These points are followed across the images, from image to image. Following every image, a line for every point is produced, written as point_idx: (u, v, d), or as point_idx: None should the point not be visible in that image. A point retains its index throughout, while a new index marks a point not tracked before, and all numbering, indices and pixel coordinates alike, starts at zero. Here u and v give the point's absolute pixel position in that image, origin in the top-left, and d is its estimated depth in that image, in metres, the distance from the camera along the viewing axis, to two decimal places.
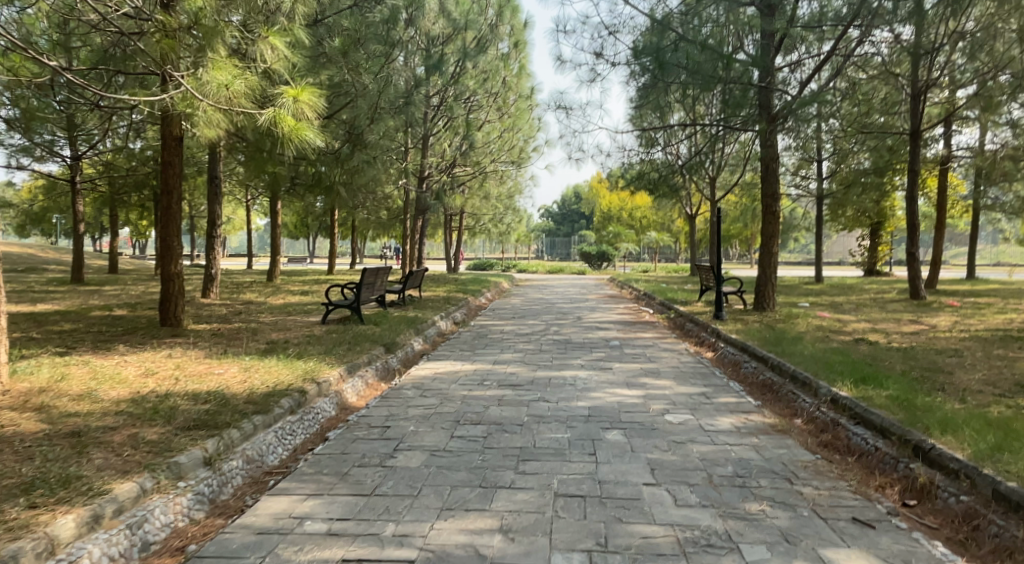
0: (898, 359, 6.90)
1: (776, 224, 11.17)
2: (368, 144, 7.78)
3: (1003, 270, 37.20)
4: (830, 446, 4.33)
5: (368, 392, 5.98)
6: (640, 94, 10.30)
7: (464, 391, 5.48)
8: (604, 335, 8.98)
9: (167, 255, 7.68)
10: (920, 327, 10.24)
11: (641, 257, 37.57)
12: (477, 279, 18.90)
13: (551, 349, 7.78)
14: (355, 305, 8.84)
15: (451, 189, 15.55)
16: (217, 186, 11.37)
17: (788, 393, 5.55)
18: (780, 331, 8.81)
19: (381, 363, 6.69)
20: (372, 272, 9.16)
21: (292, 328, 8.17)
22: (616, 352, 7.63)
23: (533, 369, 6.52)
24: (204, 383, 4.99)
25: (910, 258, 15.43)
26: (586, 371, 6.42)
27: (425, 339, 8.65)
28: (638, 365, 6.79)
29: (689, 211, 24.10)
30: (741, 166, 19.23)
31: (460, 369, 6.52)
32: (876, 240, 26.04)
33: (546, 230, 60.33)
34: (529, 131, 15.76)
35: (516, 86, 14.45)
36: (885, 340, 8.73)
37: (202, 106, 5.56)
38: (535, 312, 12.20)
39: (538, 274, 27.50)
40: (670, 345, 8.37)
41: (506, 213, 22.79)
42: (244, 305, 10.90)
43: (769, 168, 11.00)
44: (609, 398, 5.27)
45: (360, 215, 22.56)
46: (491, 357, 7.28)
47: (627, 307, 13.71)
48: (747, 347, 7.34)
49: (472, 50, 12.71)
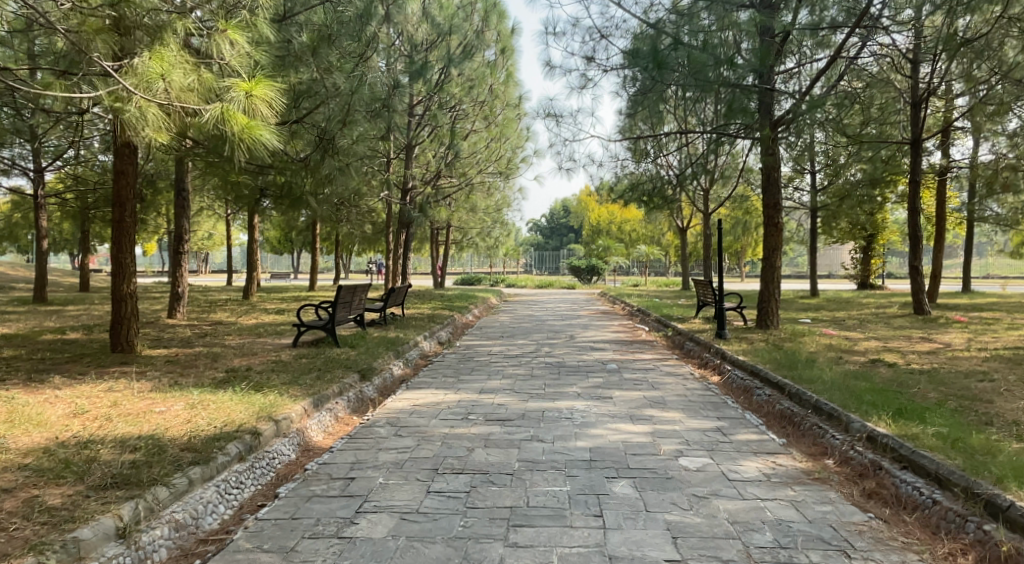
0: (926, 384, 6.27)
1: (778, 236, 10.56)
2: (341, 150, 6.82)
3: (995, 282, 36.91)
4: (875, 498, 3.68)
5: (337, 429, 5.28)
6: (634, 101, 9.70)
7: (445, 428, 4.78)
8: (600, 357, 8.28)
9: (118, 273, 6.93)
10: (934, 346, 9.64)
11: (631, 271, 36.98)
12: (464, 296, 18.18)
13: (544, 374, 7.08)
14: (329, 326, 8.11)
15: (437, 202, 14.88)
16: (185, 199, 10.65)
17: (813, 428, 4.91)
18: (789, 352, 8.14)
19: (355, 394, 6.01)
20: (348, 290, 8.43)
21: (258, 352, 7.43)
22: (615, 376, 6.94)
23: (523, 398, 5.82)
24: (138, 424, 4.27)
25: (913, 271, 14.86)
26: (585, 401, 5.72)
27: (407, 362, 7.96)
28: (641, 393, 6.10)
29: (681, 224, 23.53)
30: (735, 178, 18.70)
31: (442, 400, 5.80)
32: (870, 253, 25.61)
33: (535, 244, 59.77)
34: (518, 140, 14.91)
35: (503, 95, 13.76)
36: (903, 361, 8.10)
37: (133, 100, 4.80)
38: (526, 331, 11.48)
39: (528, 289, 26.86)
40: (672, 368, 7.67)
41: (493, 226, 22.15)
42: (212, 325, 10.13)
43: (770, 177, 10.44)
44: (613, 435, 4.58)
45: (342, 230, 21.86)
46: (476, 384, 6.57)
47: (621, 324, 13.04)
48: (758, 371, 6.69)
49: (457, 56, 12.06)
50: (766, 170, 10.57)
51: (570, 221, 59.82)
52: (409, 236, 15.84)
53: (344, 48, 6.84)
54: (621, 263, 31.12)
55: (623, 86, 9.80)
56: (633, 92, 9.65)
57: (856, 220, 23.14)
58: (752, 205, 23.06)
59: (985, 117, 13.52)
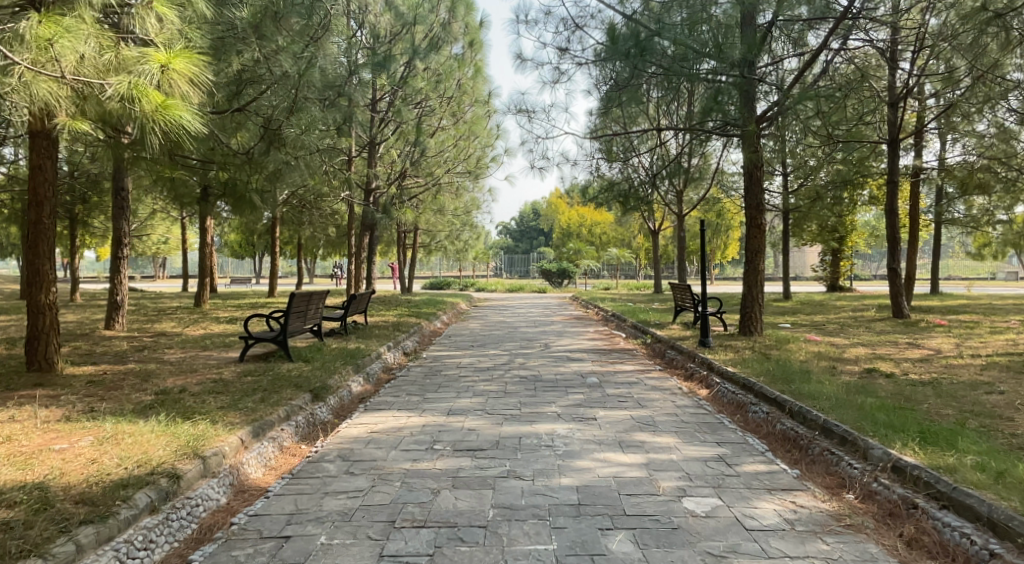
0: (935, 399, 5.72)
1: (761, 238, 10.02)
2: (288, 141, 6.10)
3: (960, 285, 37.23)
4: (916, 547, 3.16)
5: (281, 462, 4.58)
6: (607, 96, 9.12)
7: (406, 462, 4.08)
8: (578, 370, 7.64)
9: (35, 280, 6.09)
10: (924, 352, 9.18)
11: (601, 275, 36.52)
12: (431, 301, 17.42)
13: (519, 390, 6.41)
14: (280, 338, 7.35)
15: (402, 202, 14.12)
16: (125, 200, 9.79)
17: (826, 455, 4.34)
18: (781, 361, 7.58)
19: (304, 419, 5.32)
20: (302, 298, 7.65)
21: (198, 369, 6.65)
22: (596, 393, 6.29)
23: (496, 421, 5.14)
24: (30, 467, 3.55)
25: (892, 274, 14.53)
26: (566, 424, 5.06)
27: (368, 378, 7.25)
28: (627, 413, 5.47)
29: (652, 227, 23.05)
30: (709, 179, 18.24)
31: (404, 424, 5.09)
32: (839, 256, 25.44)
33: (504, 248, 59.20)
34: (488, 139, 14.18)
35: (471, 90, 13.02)
36: (899, 369, 7.61)
37: (17, 71, 4.02)
38: (496, 339, 10.81)
39: (498, 294, 26.22)
40: (657, 382, 7.06)
41: (462, 229, 21.43)
42: (153, 337, 9.26)
43: (753, 177, 9.95)
44: (602, 469, 3.93)
45: (304, 232, 20.93)
46: (442, 404, 5.87)
47: (596, 331, 12.44)
48: (752, 386, 6.10)
49: (422, 48, 11.33)
50: (748, 169, 10.10)
51: (540, 224, 59.33)
52: (373, 239, 15.04)
53: (292, 29, 6.15)
54: (592, 267, 30.59)
55: (597, 83, 9.19)
56: (608, 88, 9.05)
57: (828, 221, 22.91)
58: (724, 208, 22.70)
59: (961, 117, 13.22)
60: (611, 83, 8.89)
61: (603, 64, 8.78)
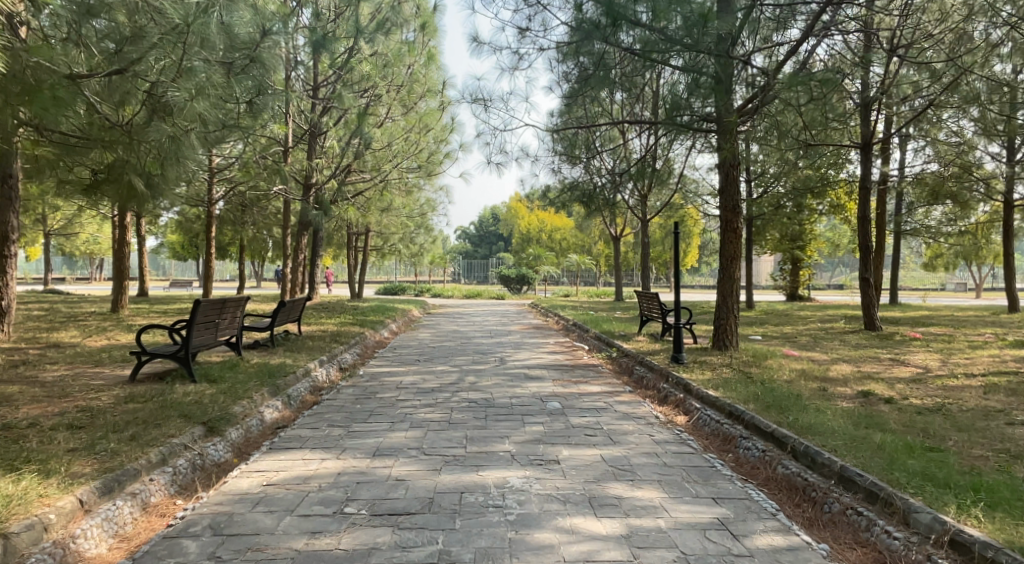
0: (959, 432, 4.82)
1: (737, 243, 9.12)
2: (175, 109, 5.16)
3: (915, 294, 37.08)
4: None
5: (138, 530, 3.53)
6: (571, 90, 8.16)
7: (302, 540, 3.04)
8: (535, 392, 6.56)
9: None
10: (912, 371, 8.27)
11: (561, 282, 35.67)
12: (380, 308, 16.13)
13: (467, 420, 5.34)
14: (182, 354, 6.16)
15: (345, 200, 12.90)
16: (13, 189, 8.39)
17: (852, 515, 3.40)
18: (767, 383, 6.64)
19: (185, 464, 4.22)
20: (211, 305, 6.45)
21: (73, 395, 5.53)
22: (557, 424, 5.24)
23: (432, 467, 4.05)
24: None
25: (865, 285, 13.85)
26: (522, 469, 4.03)
27: (289, 402, 6.06)
28: (596, 452, 4.44)
29: (614, 233, 22.18)
30: (675, 184, 17.45)
31: (314, 472, 3.98)
32: (800, 265, 24.93)
33: (462, 253, 58.02)
34: (441, 133, 12.98)
35: (422, 78, 11.87)
36: (895, 391, 6.75)
37: None
38: (446, 352, 9.72)
39: (454, 300, 25.13)
40: (628, 408, 6.04)
41: (416, 231, 20.25)
42: (41, 351, 7.93)
43: (730, 177, 9.07)
44: (567, 547, 2.96)
45: (245, 233, 19.47)
46: (367, 441, 4.73)
47: (557, 342, 11.42)
48: (741, 414, 5.14)
49: (368, 28, 10.07)
50: (723, 168, 9.21)
51: (499, 229, 58.48)
52: (314, 239, 13.78)
53: None
54: (550, 273, 29.67)
55: (558, 80, 8.29)
56: (574, 84, 8.10)
57: (790, 229, 22.35)
58: (685, 214, 22.01)
59: (930, 126, 12.67)
60: (578, 76, 7.94)
61: (569, 54, 7.76)
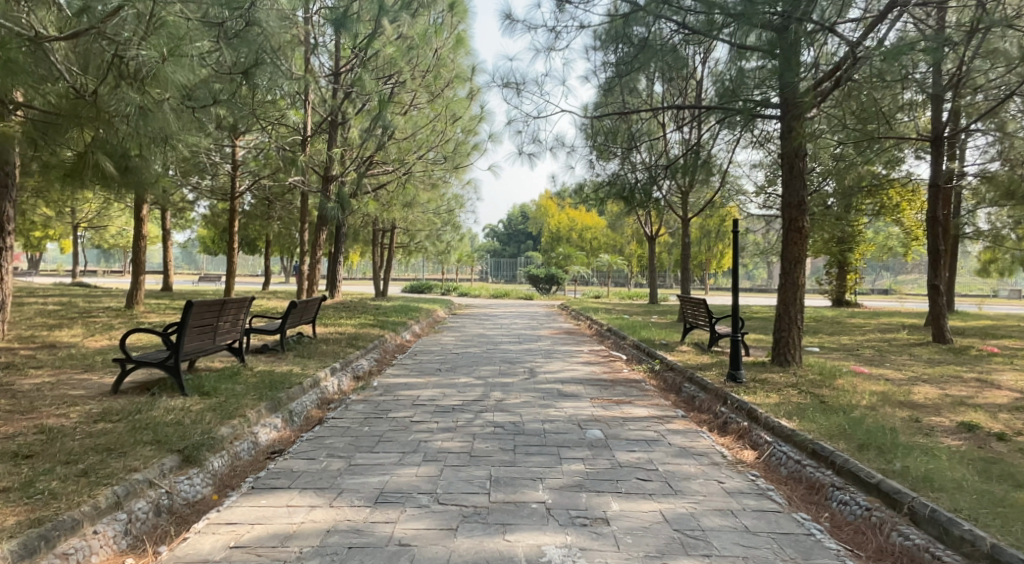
0: None
1: (802, 244, 8.03)
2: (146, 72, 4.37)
3: (970, 302, 34.95)
4: None
5: None
6: (610, 76, 7.13)
7: None
8: (572, 415, 5.62)
9: None
10: (1008, 395, 7.13)
11: (592, 282, 34.57)
12: (405, 307, 15.31)
13: (494, 453, 4.43)
14: (171, 363, 5.36)
15: (366, 194, 12.08)
16: (8, 176, 7.66)
17: None
18: (847, 410, 5.61)
19: (145, 508, 3.39)
20: (205, 307, 5.63)
21: (39, 410, 4.76)
22: (601, 461, 4.31)
23: (446, 525, 3.19)
24: None
25: (933, 292, 12.60)
26: (561, 530, 3.16)
27: (289, 420, 5.22)
28: (655, 504, 3.54)
29: (650, 233, 21.10)
30: (718, 181, 16.31)
31: (297, 529, 3.17)
32: (847, 269, 23.55)
33: (491, 251, 57.25)
34: (469, 123, 12.08)
35: (450, 62, 10.97)
36: (1001, 422, 5.67)
37: None
38: (472, 360, 8.83)
39: (482, 300, 24.26)
40: (686, 440, 5.06)
41: (444, 227, 19.39)
42: (31, 353, 7.22)
43: (794, 167, 8.01)
44: None
45: (269, 227, 18.83)
46: (370, 479, 3.87)
47: (593, 351, 10.44)
48: (829, 454, 4.14)
49: (393, 8, 9.24)
50: (786, 158, 8.12)
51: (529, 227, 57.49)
52: (336, 235, 13.00)
53: None
54: (581, 273, 28.64)
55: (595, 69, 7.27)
56: (612, 73, 7.08)
57: (839, 232, 20.95)
58: (727, 214, 20.82)
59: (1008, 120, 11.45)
60: (617, 64, 6.91)
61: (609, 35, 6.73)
